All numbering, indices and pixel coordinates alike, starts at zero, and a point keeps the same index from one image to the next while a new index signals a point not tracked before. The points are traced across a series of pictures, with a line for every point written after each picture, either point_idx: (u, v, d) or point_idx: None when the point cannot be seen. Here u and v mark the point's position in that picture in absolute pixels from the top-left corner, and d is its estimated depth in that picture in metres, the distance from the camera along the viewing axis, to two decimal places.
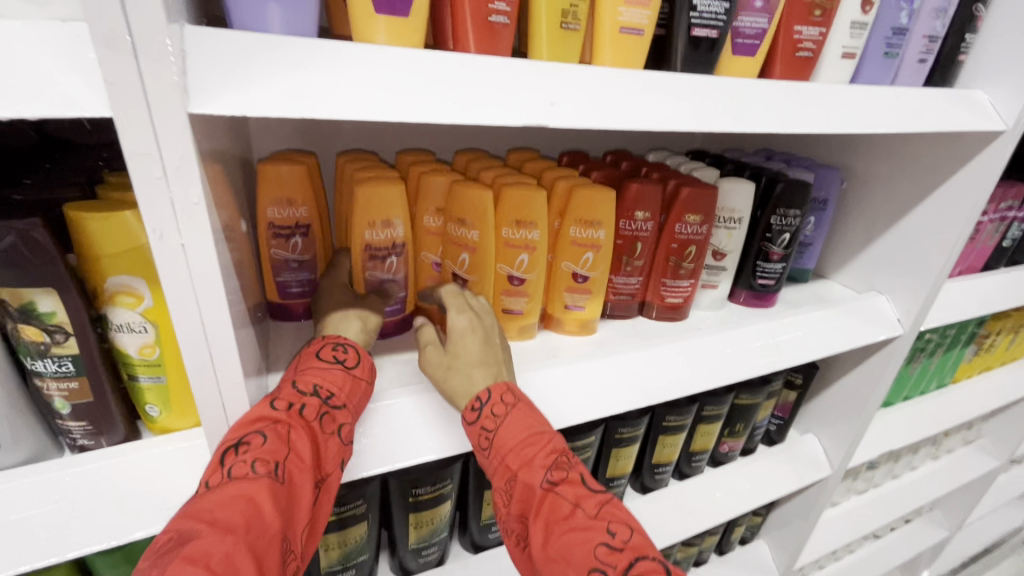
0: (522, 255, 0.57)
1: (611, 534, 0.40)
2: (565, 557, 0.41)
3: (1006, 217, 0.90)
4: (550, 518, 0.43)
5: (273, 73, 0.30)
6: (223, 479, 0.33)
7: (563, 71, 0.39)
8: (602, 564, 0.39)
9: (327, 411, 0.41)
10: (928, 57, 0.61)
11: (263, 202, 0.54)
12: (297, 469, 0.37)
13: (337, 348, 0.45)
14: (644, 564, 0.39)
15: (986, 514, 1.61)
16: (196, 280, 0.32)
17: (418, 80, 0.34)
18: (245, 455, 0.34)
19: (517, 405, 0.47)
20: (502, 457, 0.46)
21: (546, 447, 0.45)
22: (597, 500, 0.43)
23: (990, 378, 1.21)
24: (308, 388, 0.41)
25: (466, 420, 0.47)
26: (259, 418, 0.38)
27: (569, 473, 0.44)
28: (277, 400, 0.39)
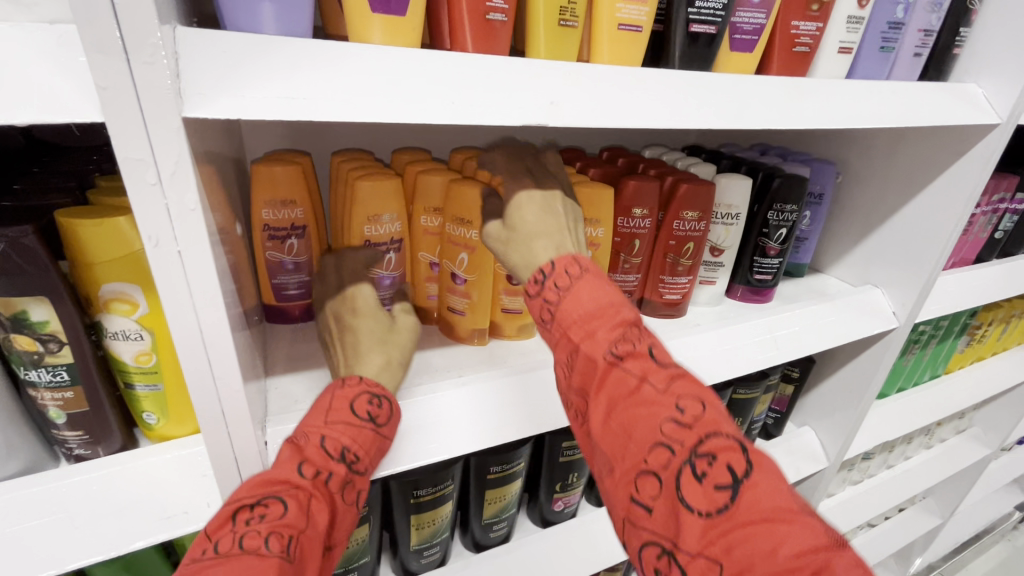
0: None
1: (680, 410, 0.36)
2: (627, 430, 0.37)
3: (998, 209, 0.91)
4: (614, 393, 0.39)
5: (268, 74, 0.29)
6: (234, 549, 0.33)
7: (563, 69, 0.38)
8: (667, 439, 0.35)
9: (347, 479, 0.42)
10: (923, 51, 0.61)
11: (257, 203, 0.54)
12: (308, 545, 0.37)
13: (372, 401, 0.45)
14: (715, 441, 0.34)
15: (978, 500, 1.63)
16: (192, 286, 0.32)
17: (416, 81, 0.33)
18: (261, 525, 0.35)
19: (583, 276, 0.43)
20: (565, 329, 0.42)
21: (612, 319, 0.41)
22: (668, 376, 0.38)
23: (982, 368, 1.22)
24: (336, 451, 0.42)
25: (530, 293, 0.45)
26: (283, 480, 0.38)
27: (637, 346, 0.40)
28: (306, 463, 0.40)
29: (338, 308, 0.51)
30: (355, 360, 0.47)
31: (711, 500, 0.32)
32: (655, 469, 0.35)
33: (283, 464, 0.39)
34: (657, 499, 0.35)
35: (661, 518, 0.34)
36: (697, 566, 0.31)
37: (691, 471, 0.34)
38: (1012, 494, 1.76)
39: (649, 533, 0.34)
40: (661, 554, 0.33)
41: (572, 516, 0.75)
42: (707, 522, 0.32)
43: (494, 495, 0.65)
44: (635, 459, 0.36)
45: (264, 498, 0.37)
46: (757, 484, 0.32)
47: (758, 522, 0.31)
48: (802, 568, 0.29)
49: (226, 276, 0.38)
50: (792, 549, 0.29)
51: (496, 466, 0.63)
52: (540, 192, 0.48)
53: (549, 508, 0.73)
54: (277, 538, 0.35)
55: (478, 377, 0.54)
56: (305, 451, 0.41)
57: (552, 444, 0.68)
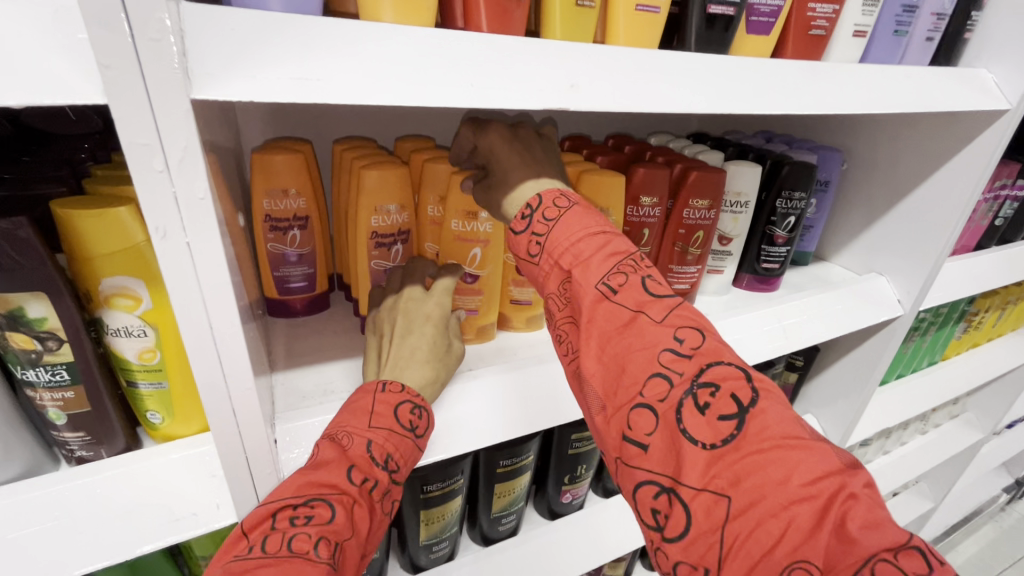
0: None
1: (678, 341, 0.36)
2: (621, 364, 0.37)
3: (1000, 196, 0.91)
4: (607, 327, 0.38)
5: (280, 53, 0.27)
6: (283, 552, 0.34)
7: (582, 50, 0.37)
8: (666, 370, 0.35)
9: (387, 489, 0.43)
10: (935, 35, 0.60)
11: (257, 194, 0.52)
12: (347, 553, 0.38)
13: (416, 411, 0.45)
14: (716, 371, 0.34)
15: (969, 484, 1.66)
16: (202, 281, 0.30)
17: (434, 63, 0.32)
18: (309, 529, 0.35)
19: (572, 207, 0.44)
20: (555, 259, 0.43)
21: (604, 249, 0.41)
22: (665, 307, 0.38)
23: (978, 354, 1.24)
24: (381, 458, 0.42)
25: (517, 231, 0.45)
26: (331, 484, 0.38)
27: (629, 276, 0.39)
28: (354, 469, 0.40)
29: (412, 309, 0.50)
30: (408, 367, 0.46)
31: (715, 431, 0.32)
32: (651, 401, 0.34)
33: (334, 469, 0.39)
34: (654, 434, 0.34)
35: (660, 454, 0.33)
36: (702, 499, 0.31)
37: (693, 402, 0.33)
38: (1001, 478, 1.80)
39: (646, 472, 0.34)
40: (661, 492, 0.33)
41: (579, 508, 0.75)
42: (711, 454, 0.31)
43: (503, 489, 0.64)
44: (630, 393, 0.36)
45: (312, 499, 0.37)
46: (764, 411, 0.32)
47: (768, 451, 0.30)
48: (816, 495, 0.28)
49: (234, 268, 0.36)
50: (804, 477, 0.29)
51: (505, 459, 0.62)
52: (508, 128, 0.49)
53: (557, 500, 0.72)
54: (325, 544, 0.36)
55: (490, 370, 0.53)
56: (352, 455, 0.40)
57: (561, 437, 0.67)
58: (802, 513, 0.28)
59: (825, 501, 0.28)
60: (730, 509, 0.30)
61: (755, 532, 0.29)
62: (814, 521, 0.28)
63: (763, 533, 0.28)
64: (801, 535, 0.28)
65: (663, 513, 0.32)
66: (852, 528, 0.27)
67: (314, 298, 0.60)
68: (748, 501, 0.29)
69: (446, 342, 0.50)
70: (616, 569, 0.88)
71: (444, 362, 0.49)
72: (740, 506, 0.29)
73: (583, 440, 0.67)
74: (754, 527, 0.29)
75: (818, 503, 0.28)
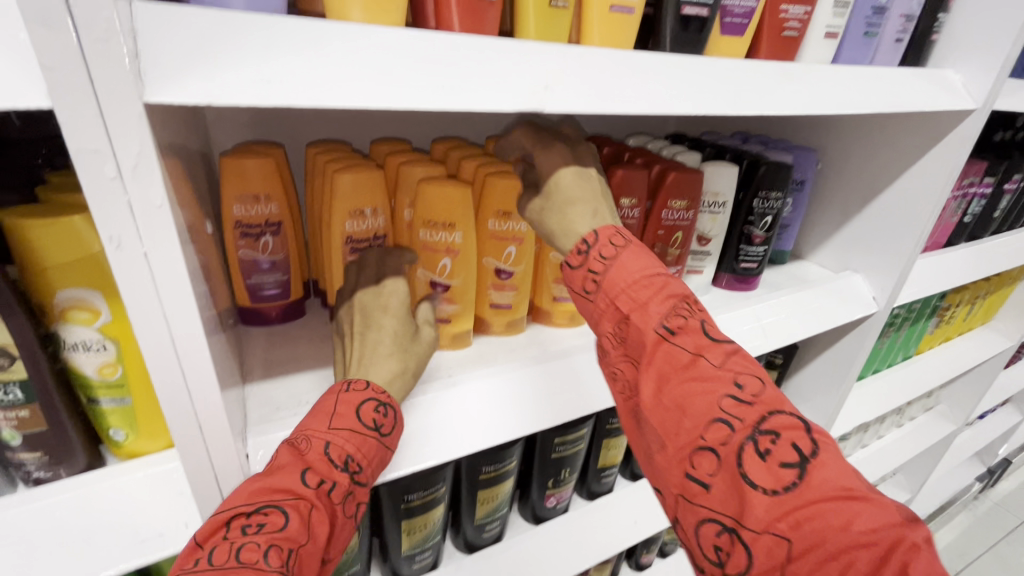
0: (510, 247, 0.57)
1: (738, 387, 0.38)
2: (681, 407, 0.39)
3: (969, 193, 0.93)
4: (665, 367, 0.40)
5: (239, 55, 0.26)
6: (230, 563, 0.33)
7: (556, 52, 0.36)
8: (727, 415, 0.37)
9: (349, 491, 0.41)
10: (904, 36, 0.61)
11: (227, 199, 0.50)
12: (305, 559, 0.37)
13: (380, 410, 0.43)
14: (777, 420, 0.36)
15: (943, 474, 1.70)
16: (161, 293, 0.29)
17: (402, 64, 0.31)
18: (259, 538, 0.34)
19: (626, 246, 0.45)
20: (612, 298, 0.44)
21: (661, 292, 0.43)
22: (723, 352, 0.40)
23: (949, 348, 1.27)
24: (341, 460, 0.40)
25: (573, 265, 0.47)
26: (285, 490, 0.37)
27: (686, 320, 0.42)
28: (310, 473, 0.38)
29: (368, 305, 0.49)
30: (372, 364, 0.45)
31: (777, 477, 0.34)
32: (713, 445, 0.36)
33: (288, 472, 0.37)
34: (716, 476, 0.36)
35: (721, 495, 0.36)
36: (762, 541, 0.33)
37: (754, 448, 0.35)
38: (973, 467, 1.85)
39: (708, 511, 0.36)
40: (723, 531, 0.35)
41: (564, 511, 0.74)
42: (773, 499, 0.33)
43: (486, 496, 0.63)
44: (691, 436, 0.38)
45: (264, 506, 0.36)
46: (824, 462, 0.34)
47: (828, 500, 0.32)
48: (877, 542, 0.30)
49: (198, 277, 0.35)
50: (865, 525, 0.31)
51: (488, 466, 0.61)
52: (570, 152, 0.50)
53: (541, 505, 0.72)
54: (275, 553, 0.34)
55: (468, 375, 0.53)
56: (310, 459, 0.39)
57: (544, 441, 0.67)
58: (862, 557, 0.30)
59: (885, 549, 0.30)
60: (791, 550, 0.32)
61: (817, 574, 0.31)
62: (874, 566, 0.30)
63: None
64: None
65: (725, 550, 0.35)
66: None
67: (289, 306, 0.58)
68: (810, 545, 0.32)
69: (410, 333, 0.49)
70: (601, 571, 0.87)
71: (410, 353, 0.48)
72: (801, 549, 0.32)
73: (566, 443, 0.67)
74: (816, 569, 0.31)
75: (878, 550, 0.30)
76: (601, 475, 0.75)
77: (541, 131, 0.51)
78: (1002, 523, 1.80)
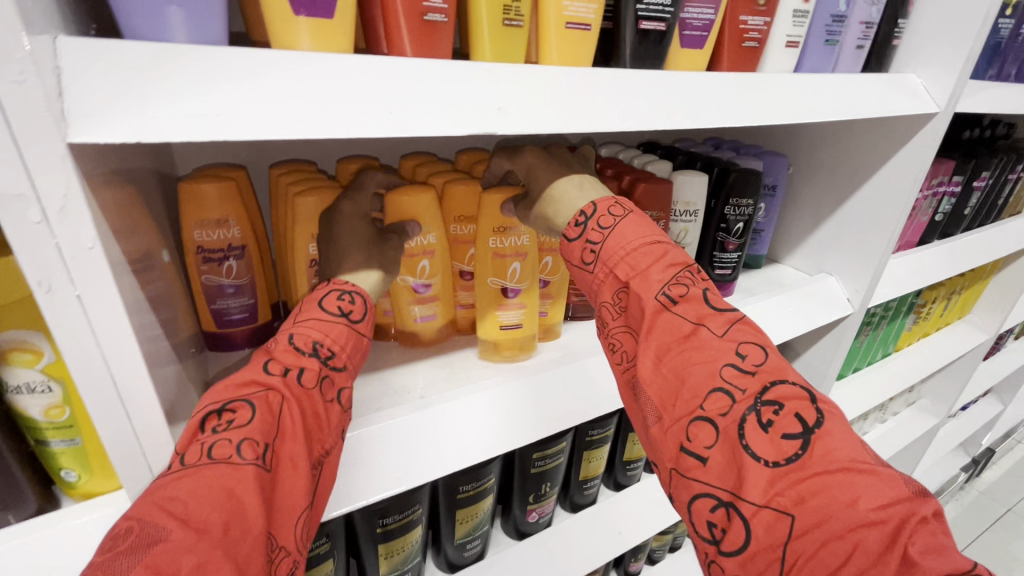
0: (514, 264, 0.56)
1: (740, 358, 0.40)
2: (681, 377, 0.41)
3: (938, 193, 0.94)
4: (665, 338, 0.43)
5: (171, 89, 0.26)
6: (202, 460, 0.31)
7: (507, 71, 0.36)
8: (728, 385, 0.39)
9: (324, 375, 0.40)
10: (865, 43, 0.62)
11: (187, 224, 0.49)
12: (286, 452, 0.35)
13: (343, 298, 0.44)
14: (780, 390, 0.38)
15: (928, 466, 1.72)
16: (98, 333, 0.29)
17: (348, 92, 0.31)
18: (228, 434, 0.33)
19: (625, 216, 0.48)
20: (611, 268, 0.47)
21: (662, 260, 0.46)
22: (725, 321, 0.43)
23: (927, 344, 1.28)
24: (308, 346, 0.41)
25: (570, 238, 0.50)
26: (250, 383, 0.37)
27: (688, 288, 0.44)
28: (272, 363, 0.39)
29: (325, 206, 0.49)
30: (344, 259, 0.47)
31: (779, 449, 0.35)
32: (713, 415, 0.38)
33: (248, 367, 0.37)
34: (714, 448, 0.38)
35: (720, 469, 0.37)
36: (762, 516, 0.34)
37: (756, 418, 0.37)
38: (957, 458, 1.87)
39: (704, 486, 0.38)
40: (719, 506, 0.37)
41: (547, 525, 0.74)
42: (775, 470, 0.35)
43: (465, 514, 0.63)
44: (690, 406, 0.39)
45: (231, 403, 0.35)
46: (830, 433, 0.35)
47: (834, 473, 0.33)
48: (886, 520, 0.31)
49: (135, 309, 0.32)
50: (871, 502, 0.32)
51: (467, 484, 0.60)
52: (541, 148, 0.53)
53: (523, 520, 0.71)
54: (249, 447, 0.33)
55: (442, 397, 0.52)
56: (274, 351, 0.40)
57: (523, 456, 0.66)
58: (871, 536, 0.31)
59: (894, 526, 0.31)
60: (792, 527, 0.33)
61: (819, 552, 0.32)
62: (884, 543, 0.31)
63: (829, 552, 0.32)
64: (869, 559, 0.31)
65: (721, 526, 0.36)
66: (914, 553, 0.30)
67: (256, 329, 0.57)
68: (814, 521, 0.33)
69: (377, 230, 0.50)
70: None
71: (380, 252, 0.49)
72: (804, 525, 0.33)
73: (545, 458, 0.66)
74: (819, 545, 0.32)
75: (887, 527, 0.31)
76: (583, 487, 0.74)
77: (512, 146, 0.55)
78: (988, 512, 1.82)
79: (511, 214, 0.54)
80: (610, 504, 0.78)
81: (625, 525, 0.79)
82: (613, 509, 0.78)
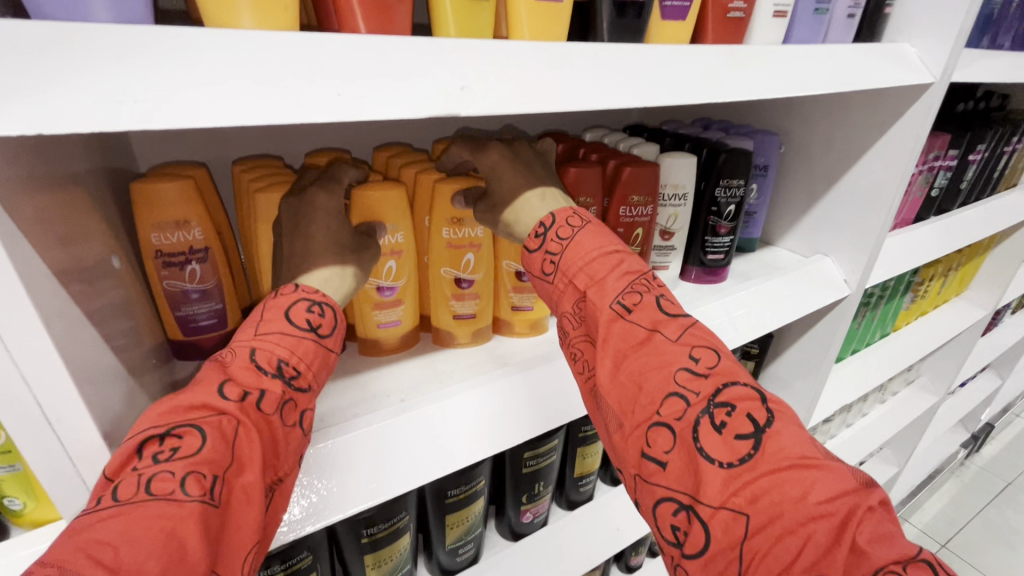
0: (468, 254, 0.54)
1: (694, 361, 0.38)
2: (638, 383, 0.39)
3: (934, 167, 0.91)
4: (621, 344, 0.41)
5: (75, 74, 0.24)
6: (140, 496, 0.29)
7: (469, 48, 0.34)
8: (682, 389, 0.37)
9: (286, 399, 0.38)
10: (857, 11, 0.59)
11: (143, 227, 0.46)
12: (236, 485, 0.33)
13: (312, 310, 0.41)
14: (731, 392, 0.37)
15: (929, 444, 1.71)
16: (9, 338, 0.27)
17: (287, 76, 0.29)
18: (170, 467, 0.30)
19: (584, 226, 0.46)
20: (570, 279, 0.45)
21: (619, 269, 0.44)
22: (679, 326, 0.41)
23: (926, 322, 1.27)
24: (270, 365, 0.38)
25: (531, 249, 0.48)
26: (201, 406, 0.34)
27: (643, 295, 0.42)
28: (229, 385, 0.35)
29: (297, 203, 0.45)
30: (310, 264, 0.43)
31: (732, 450, 0.34)
32: (669, 420, 0.37)
33: (200, 388, 0.34)
34: (672, 453, 0.36)
35: (678, 472, 0.36)
36: (720, 517, 0.33)
37: (710, 421, 0.35)
38: (958, 435, 1.87)
39: (665, 489, 0.36)
40: (680, 510, 0.35)
41: (542, 525, 0.71)
42: (729, 472, 0.34)
43: (456, 519, 0.60)
44: (647, 412, 0.38)
45: (178, 428, 0.32)
46: (779, 432, 0.35)
47: (786, 470, 0.33)
48: (833, 512, 0.31)
49: (56, 332, 0.29)
50: (820, 495, 0.32)
51: (456, 488, 0.58)
52: (506, 146, 0.51)
53: (518, 521, 0.68)
54: (195, 481, 0.31)
55: (421, 400, 0.50)
56: (231, 369, 0.36)
57: (514, 456, 0.63)
58: (819, 529, 0.31)
59: (841, 519, 0.31)
60: (748, 525, 0.32)
61: (773, 549, 0.31)
62: (832, 536, 0.30)
63: (782, 549, 0.31)
64: (818, 550, 0.30)
65: (683, 529, 0.35)
66: (860, 542, 0.30)
67: (226, 334, 0.54)
68: (767, 518, 0.32)
69: (352, 233, 0.47)
70: None
71: (355, 257, 0.46)
72: (757, 525, 0.32)
73: (537, 457, 0.63)
74: (772, 543, 0.31)
75: (834, 520, 0.31)
76: (579, 484, 0.72)
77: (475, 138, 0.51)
78: (989, 487, 1.81)
79: (463, 206, 0.51)
80: (607, 500, 0.76)
81: (623, 520, 0.77)
82: (609, 504, 0.76)
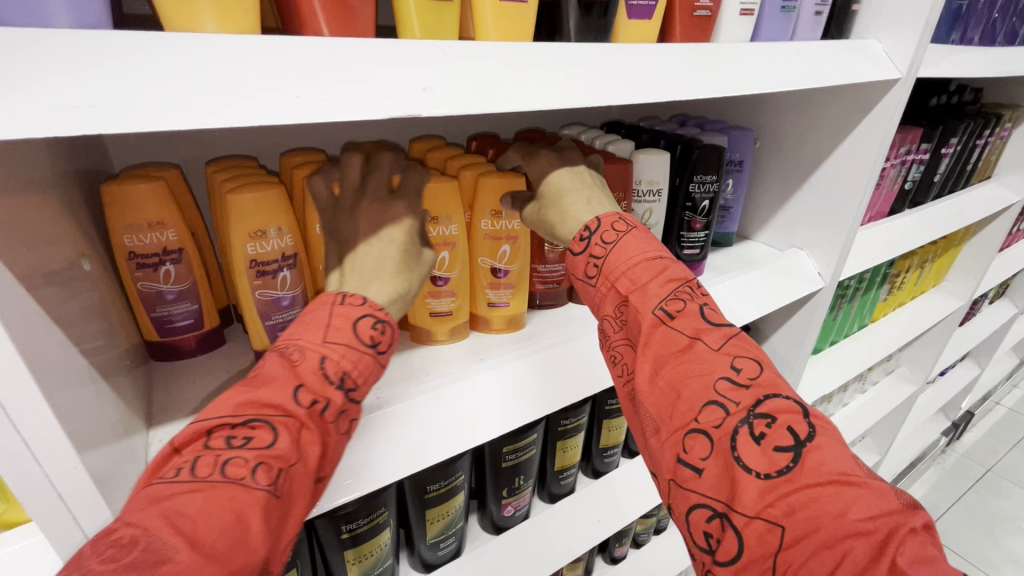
0: (443, 253, 0.54)
1: (735, 371, 0.40)
2: (677, 390, 0.41)
3: (907, 161, 0.93)
4: (661, 351, 0.43)
5: (29, 81, 0.24)
6: (215, 477, 0.32)
7: (431, 48, 0.34)
8: (722, 398, 0.39)
9: (342, 410, 0.41)
10: (823, 9, 0.60)
11: (115, 229, 0.46)
12: (294, 480, 0.36)
13: (378, 326, 0.43)
14: (772, 403, 0.38)
15: (910, 433, 1.75)
16: None
17: (248, 79, 0.29)
18: (245, 455, 0.34)
19: (628, 232, 0.48)
20: (613, 282, 0.48)
21: (661, 276, 0.46)
22: (721, 335, 0.42)
23: (903, 313, 1.29)
24: (337, 376, 0.40)
25: (575, 252, 0.50)
26: (274, 405, 0.36)
27: (686, 303, 0.44)
28: (302, 392, 0.38)
29: (379, 211, 0.46)
30: (379, 277, 0.45)
31: (770, 461, 0.35)
32: (708, 427, 0.38)
33: (277, 389, 0.37)
34: (709, 460, 0.38)
35: (714, 479, 0.37)
36: (754, 527, 0.34)
37: (749, 431, 0.37)
38: (939, 422, 1.90)
39: (700, 496, 0.38)
40: (714, 517, 0.37)
41: (524, 518, 0.72)
42: (766, 483, 0.35)
43: (436, 513, 0.61)
44: (685, 418, 0.40)
45: (251, 420, 0.35)
46: (820, 447, 0.35)
47: (824, 485, 0.33)
48: (873, 530, 0.31)
49: (17, 334, 0.29)
50: (860, 513, 0.32)
51: (436, 483, 0.59)
52: (556, 153, 0.54)
53: (499, 514, 0.70)
54: (263, 472, 0.34)
55: (397, 396, 0.50)
56: (302, 371, 0.39)
57: (494, 451, 0.64)
58: (858, 546, 0.31)
59: (881, 537, 0.31)
60: (784, 537, 0.33)
61: (809, 561, 0.32)
62: (871, 554, 0.30)
63: (819, 562, 0.32)
64: (856, 567, 0.31)
65: (716, 537, 0.36)
66: (901, 563, 0.30)
67: (206, 334, 0.55)
68: (803, 532, 0.33)
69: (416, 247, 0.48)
70: (575, 569, 0.87)
71: (415, 273, 0.48)
72: (794, 537, 0.33)
73: (517, 451, 0.65)
74: (808, 555, 0.32)
75: (874, 538, 0.31)
76: (560, 477, 0.73)
77: (529, 146, 0.55)
78: (969, 473, 1.85)
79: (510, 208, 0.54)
80: (589, 493, 0.77)
81: (605, 512, 0.78)
82: (591, 496, 0.77)
